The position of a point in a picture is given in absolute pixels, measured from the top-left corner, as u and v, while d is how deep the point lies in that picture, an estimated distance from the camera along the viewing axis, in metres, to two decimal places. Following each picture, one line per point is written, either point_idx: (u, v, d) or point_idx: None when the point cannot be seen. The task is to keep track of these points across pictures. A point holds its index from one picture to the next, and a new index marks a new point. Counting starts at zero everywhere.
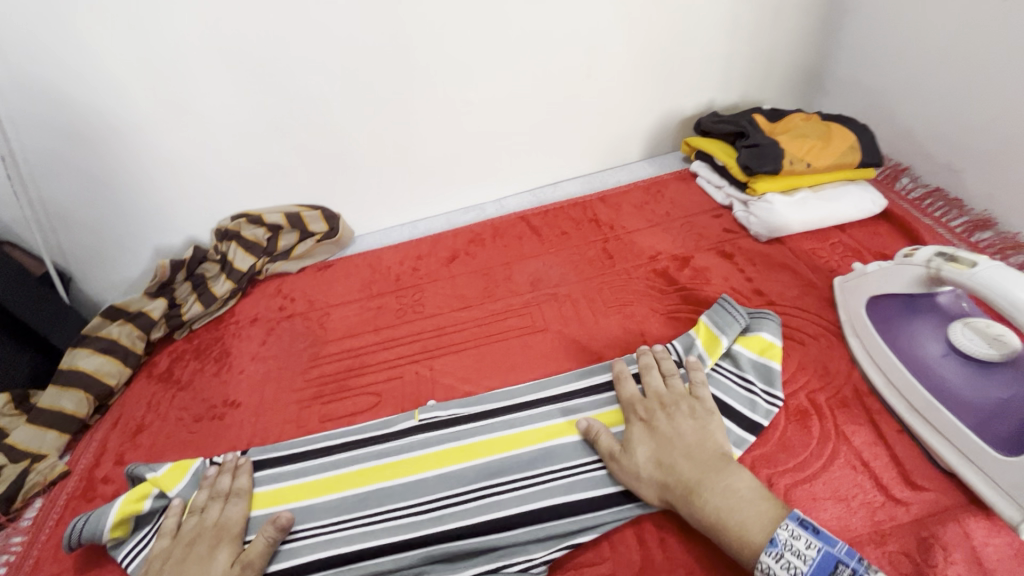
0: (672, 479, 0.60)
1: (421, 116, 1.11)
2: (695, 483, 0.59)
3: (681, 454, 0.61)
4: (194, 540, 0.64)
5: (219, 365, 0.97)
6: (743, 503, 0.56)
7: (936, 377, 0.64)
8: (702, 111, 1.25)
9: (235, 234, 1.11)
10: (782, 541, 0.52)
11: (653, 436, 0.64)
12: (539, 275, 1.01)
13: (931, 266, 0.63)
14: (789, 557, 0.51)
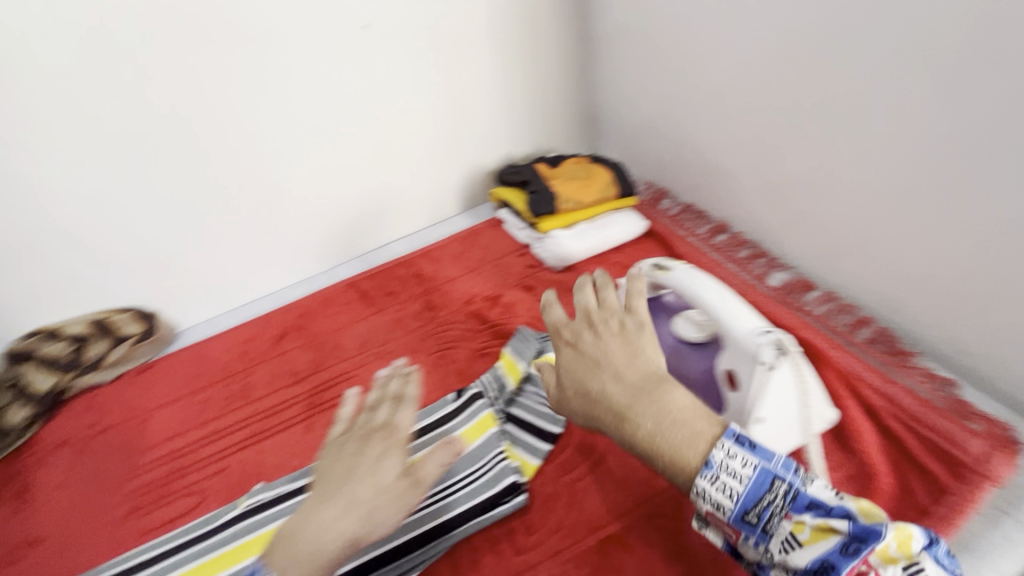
0: (601, 407, 0.56)
1: (225, 203, 1.12)
2: (627, 410, 0.53)
3: (609, 375, 0.56)
4: None
5: (17, 503, 0.88)
6: (679, 420, 0.52)
7: (670, 364, 0.79)
8: (504, 164, 1.40)
9: (29, 353, 1.03)
10: (716, 461, 0.49)
11: (578, 371, 0.59)
12: (366, 337, 1.06)
13: (647, 277, 0.80)
14: (725, 479, 0.49)
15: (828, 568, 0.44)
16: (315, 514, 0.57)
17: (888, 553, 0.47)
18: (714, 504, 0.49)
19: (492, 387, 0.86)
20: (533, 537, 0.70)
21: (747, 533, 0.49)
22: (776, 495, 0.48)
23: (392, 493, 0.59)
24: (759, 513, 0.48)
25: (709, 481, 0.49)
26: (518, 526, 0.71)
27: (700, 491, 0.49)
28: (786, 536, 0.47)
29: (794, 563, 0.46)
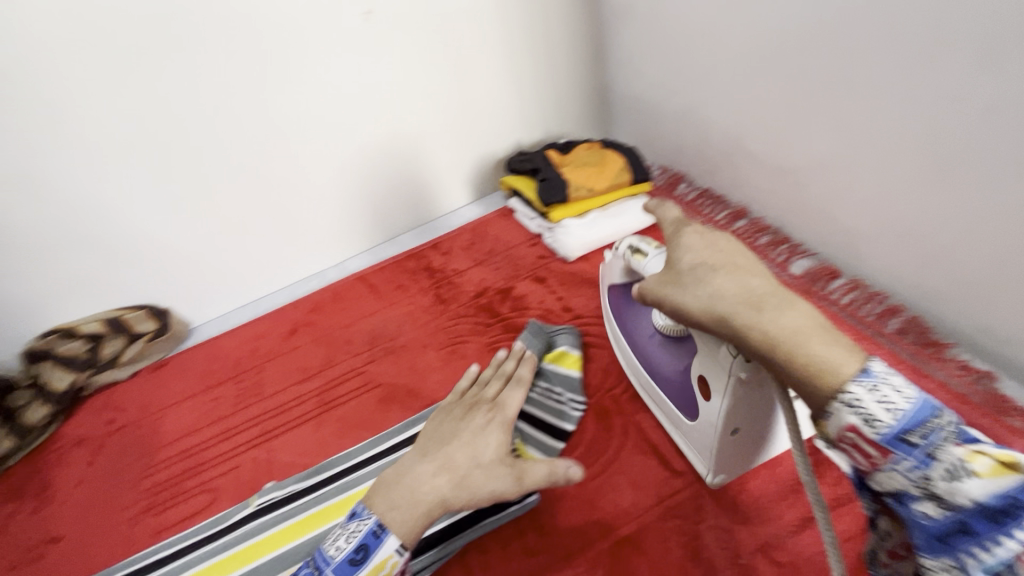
0: (727, 301, 0.52)
1: (238, 199, 1.12)
2: (726, 314, 0.51)
3: (730, 258, 0.54)
4: (468, 411, 0.73)
5: (38, 501, 0.89)
6: (801, 326, 0.47)
7: (647, 356, 0.75)
8: (514, 152, 1.37)
9: (47, 352, 1.03)
10: (874, 375, 0.42)
11: (668, 277, 0.58)
12: (376, 331, 1.05)
13: (625, 257, 0.74)
14: (882, 389, 0.42)
15: (1002, 505, 0.37)
16: (418, 469, 0.63)
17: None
18: (862, 413, 0.42)
19: None
20: (546, 539, 0.68)
21: (897, 453, 0.41)
22: (938, 419, 0.40)
23: (495, 466, 0.63)
24: (925, 435, 0.40)
25: (864, 388, 0.42)
26: (530, 527, 0.70)
27: (843, 410, 0.43)
28: (950, 461, 0.39)
29: (945, 493, 0.39)
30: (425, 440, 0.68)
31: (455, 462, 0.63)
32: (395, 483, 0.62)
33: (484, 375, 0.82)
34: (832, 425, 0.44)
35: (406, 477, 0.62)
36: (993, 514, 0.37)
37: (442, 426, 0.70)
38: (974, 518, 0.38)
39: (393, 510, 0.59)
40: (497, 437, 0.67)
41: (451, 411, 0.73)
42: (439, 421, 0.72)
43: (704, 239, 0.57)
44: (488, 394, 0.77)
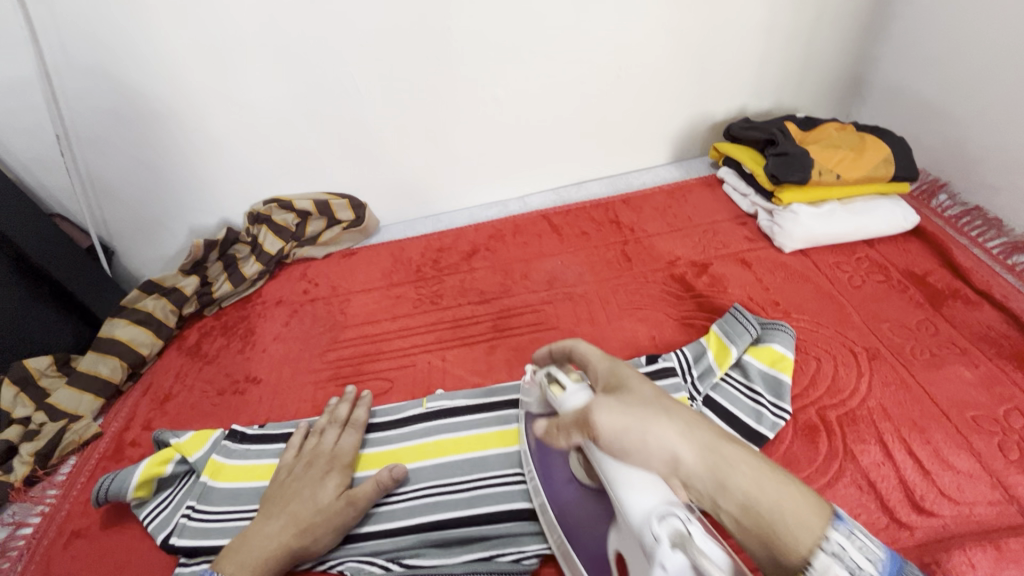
0: (723, 477, 0.44)
1: (453, 110, 1.11)
2: (715, 461, 0.44)
3: (673, 437, 0.44)
4: (312, 460, 0.72)
5: (244, 343, 1.02)
6: (753, 486, 0.43)
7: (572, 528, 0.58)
8: (734, 117, 1.23)
9: (265, 218, 1.15)
10: (846, 529, 0.43)
11: (638, 416, 0.45)
12: (555, 273, 1.01)
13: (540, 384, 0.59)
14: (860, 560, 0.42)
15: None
16: (260, 530, 0.63)
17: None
18: (846, 562, 0.42)
19: (691, 365, 0.77)
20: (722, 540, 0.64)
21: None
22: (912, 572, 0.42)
23: (329, 513, 0.65)
24: (906, 574, 0.42)
25: (845, 540, 0.42)
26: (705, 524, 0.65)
27: (826, 557, 0.42)
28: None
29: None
30: (266, 503, 0.67)
31: (299, 516, 0.64)
32: (244, 547, 0.62)
33: (318, 424, 0.78)
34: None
35: (254, 536, 0.63)
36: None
37: (284, 486, 0.68)
38: None
39: (242, 570, 0.60)
40: (335, 479, 0.69)
41: (291, 471, 0.71)
42: (281, 480, 0.70)
43: (649, 392, 0.48)
44: (325, 446, 0.74)
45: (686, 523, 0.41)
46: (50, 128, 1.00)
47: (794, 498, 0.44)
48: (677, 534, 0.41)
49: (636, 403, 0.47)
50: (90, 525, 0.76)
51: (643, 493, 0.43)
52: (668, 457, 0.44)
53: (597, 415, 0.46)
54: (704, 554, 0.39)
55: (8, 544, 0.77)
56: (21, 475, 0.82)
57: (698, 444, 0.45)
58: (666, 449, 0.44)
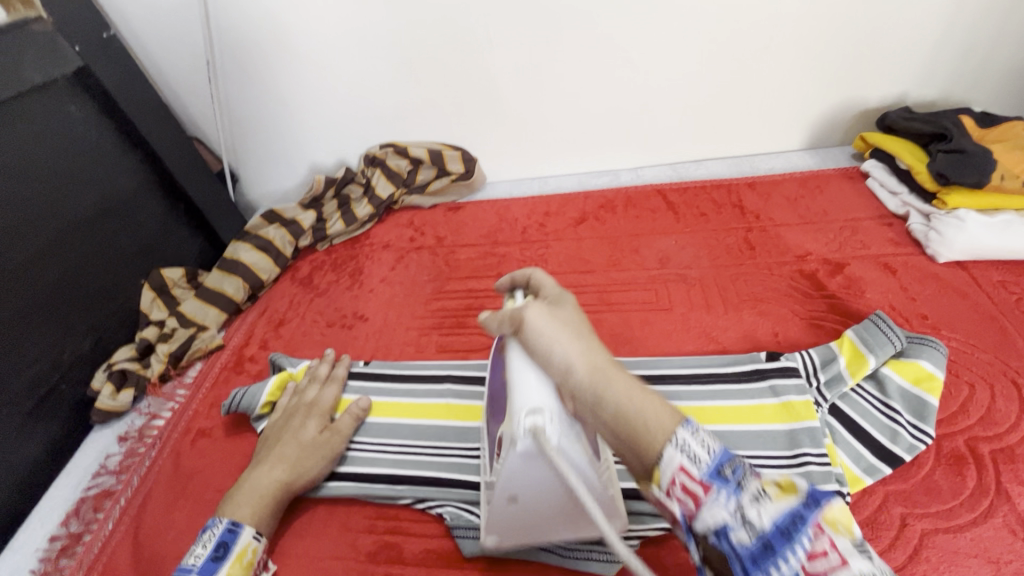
0: (598, 394, 0.44)
1: (580, 72, 1.06)
2: (598, 369, 0.45)
3: (570, 346, 0.47)
4: (293, 411, 0.75)
5: (352, 281, 1.05)
6: (626, 405, 0.43)
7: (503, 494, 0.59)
8: (889, 105, 1.10)
9: (380, 161, 1.17)
10: (691, 427, 0.40)
11: (553, 329, 0.49)
12: (668, 253, 0.96)
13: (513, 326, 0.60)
14: (693, 449, 0.39)
15: (796, 522, 0.35)
16: (252, 477, 0.67)
17: (839, 529, 0.35)
18: (687, 452, 0.39)
19: (819, 370, 0.71)
20: None
21: (717, 490, 0.37)
22: (739, 455, 0.39)
23: (316, 446, 0.71)
24: (733, 468, 0.38)
25: (689, 432, 0.40)
26: None
27: (672, 451, 0.39)
28: (751, 490, 0.37)
29: (753, 517, 0.36)
30: (257, 455, 0.71)
31: (286, 455, 0.69)
32: (238, 492, 0.65)
33: (299, 381, 0.81)
34: (661, 472, 0.39)
35: (248, 482, 0.66)
36: (805, 540, 0.34)
37: (269, 437, 0.72)
38: (783, 547, 0.34)
39: (242, 508, 0.64)
40: (314, 419, 0.73)
41: (274, 424, 0.75)
42: (266, 435, 0.73)
43: (575, 316, 0.51)
44: (306, 399, 0.77)
45: (546, 421, 0.48)
46: (202, 55, 1.05)
47: (663, 411, 0.42)
48: (535, 427, 0.48)
49: (560, 321, 0.50)
50: (214, 427, 0.84)
51: (532, 391, 0.49)
52: (564, 368, 0.46)
53: (527, 316, 0.50)
54: (552, 447, 0.47)
55: (145, 432, 0.86)
56: (157, 371, 0.91)
57: (588, 362, 0.46)
58: (560, 360, 0.47)
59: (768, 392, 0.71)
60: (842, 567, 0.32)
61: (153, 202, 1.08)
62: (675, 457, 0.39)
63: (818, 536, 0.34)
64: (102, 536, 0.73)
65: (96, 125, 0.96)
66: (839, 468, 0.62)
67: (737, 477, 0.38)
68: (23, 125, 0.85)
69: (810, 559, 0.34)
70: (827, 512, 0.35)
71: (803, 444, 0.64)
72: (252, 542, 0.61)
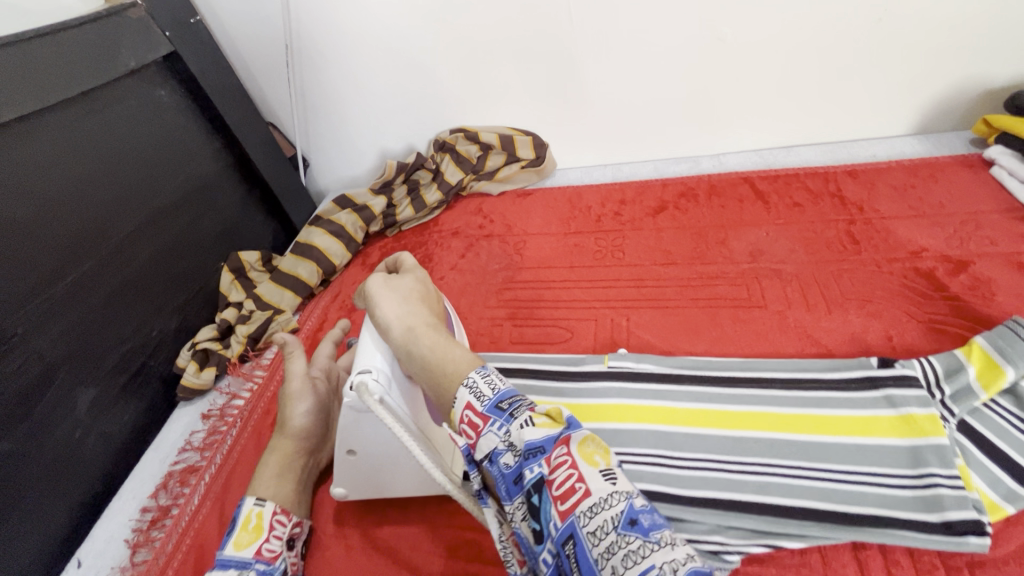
0: (409, 346, 0.58)
1: (667, 51, 0.99)
2: (409, 327, 0.59)
3: (395, 309, 0.61)
4: None
5: (422, 268, 1.04)
6: (429, 351, 0.57)
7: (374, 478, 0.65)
8: (1019, 85, 0.98)
9: (450, 147, 1.15)
10: (485, 372, 0.53)
11: (382, 296, 0.62)
12: (759, 246, 0.90)
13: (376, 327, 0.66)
14: (479, 385, 0.51)
15: (539, 448, 0.45)
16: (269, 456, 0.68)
17: (590, 458, 0.43)
18: (475, 392, 0.51)
19: (943, 381, 0.63)
20: None
21: (493, 419, 0.49)
22: (522, 396, 0.50)
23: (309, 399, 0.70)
24: (512, 402, 0.49)
25: (478, 374, 0.52)
26: (965, 569, 0.52)
27: (464, 391, 0.52)
28: (519, 419, 0.47)
29: (517, 439, 0.47)
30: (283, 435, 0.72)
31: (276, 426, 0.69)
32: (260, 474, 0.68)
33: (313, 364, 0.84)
34: (457, 410, 0.52)
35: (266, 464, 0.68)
36: (548, 465, 0.44)
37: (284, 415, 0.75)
38: (533, 465, 0.45)
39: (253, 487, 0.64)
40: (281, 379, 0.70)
41: None
42: None
43: (410, 285, 0.65)
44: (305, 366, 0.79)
45: (370, 379, 0.55)
46: (281, 39, 1.05)
47: (463, 360, 0.56)
48: (361, 385, 0.54)
49: (393, 291, 0.63)
50: None
51: (370, 354, 0.58)
52: (383, 331, 0.60)
53: (368, 287, 0.63)
54: (371, 398, 0.53)
55: (226, 410, 0.88)
56: (236, 351, 0.94)
57: (402, 325, 0.59)
58: (383, 324, 0.60)
59: (884, 402, 0.63)
60: (586, 495, 0.41)
61: (230, 186, 1.09)
62: (464, 394, 0.51)
63: (559, 458, 0.44)
64: (188, 511, 0.75)
65: (182, 111, 0.99)
66: (977, 494, 0.55)
67: (516, 412, 0.49)
68: (118, 109, 0.87)
69: (561, 485, 0.43)
70: (578, 445, 0.44)
71: (930, 464, 0.57)
72: (256, 507, 0.60)
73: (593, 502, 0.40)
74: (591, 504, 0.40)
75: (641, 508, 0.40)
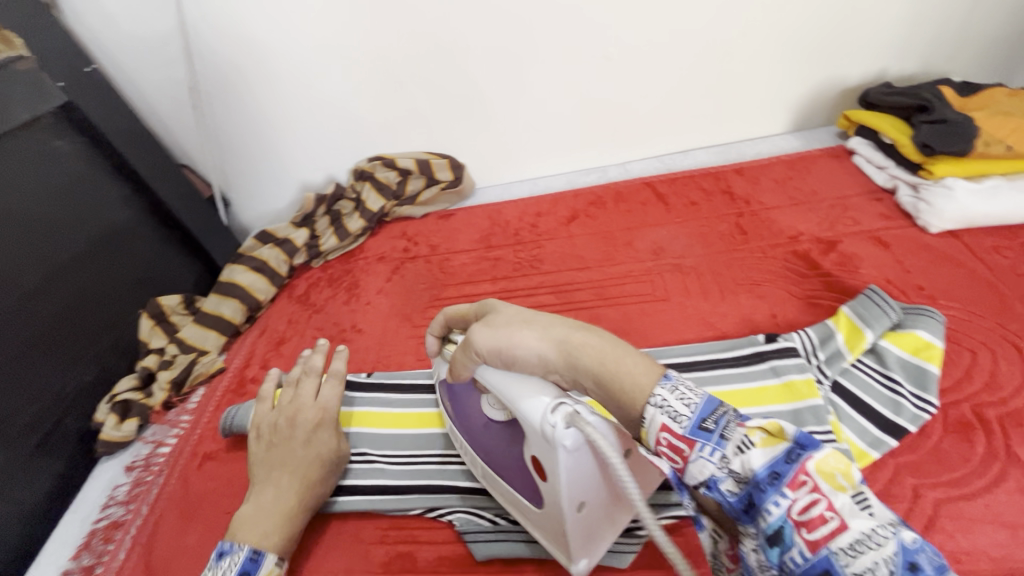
0: (578, 367, 0.51)
1: (562, 71, 1.07)
2: (563, 342, 0.51)
3: (537, 339, 0.52)
4: (292, 415, 0.72)
5: (349, 295, 1.05)
6: (603, 358, 0.50)
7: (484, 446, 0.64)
8: (870, 82, 1.12)
9: (369, 175, 1.17)
10: (671, 382, 0.47)
11: (504, 333, 0.52)
12: (662, 244, 0.97)
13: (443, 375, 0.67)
14: (671, 405, 0.45)
15: (775, 475, 0.39)
16: (279, 498, 0.65)
17: (833, 479, 0.38)
18: (669, 412, 0.44)
19: (817, 349, 0.70)
20: None
21: (700, 443, 0.43)
22: (722, 408, 0.44)
23: (322, 462, 0.69)
24: (718, 422, 0.43)
25: (667, 392, 0.45)
26: None
27: (654, 411, 0.45)
28: (737, 441, 0.41)
29: (740, 468, 0.40)
30: (270, 468, 0.67)
31: (309, 475, 0.67)
32: (260, 516, 0.63)
33: (290, 373, 0.79)
34: (648, 432, 0.46)
35: (266, 502, 0.64)
36: (784, 494, 0.38)
37: (273, 449, 0.69)
38: (769, 494, 0.38)
39: (272, 536, 0.62)
40: (328, 433, 0.71)
41: (275, 428, 0.71)
42: (270, 440, 0.70)
43: (512, 311, 0.55)
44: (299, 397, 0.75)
45: (573, 407, 0.49)
46: (184, 81, 1.06)
47: (637, 363, 0.49)
48: (569, 415, 0.48)
49: (503, 326, 0.53)
50: (218, 450, 0.83)
51: (523, 393, 0.51)
52: (536, 362, 0.52)
53: (472, 340, 0.53)
54: (591, 426, 0.46)
55: (151, 460, 0.86)
56: (160, 399, 0.91)
57: (556, 345, 0.52)
58: (530, 358, 0.52)
59: (769, 372, 0.70)
60: (841, 529, 0.36)
61: (143, 232, 1.07)
62: (661, 419, 0.44)
63: (803, 484, 0.38)
64: (113, 567, 0.73)
65: (87, 160, 0.97)
66: (846, 444, 0.62)
67: (723, 430, 0.43)
68: (10, 163, 0.85)
69: (803, 515, 0.37)
70: (816, 463, 0.38)
71: (808, 422, 0.64)
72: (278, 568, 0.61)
73: (852, 537, 0.35)
74: (850, 539, 0.35)
75: (912, 547, 0.35)
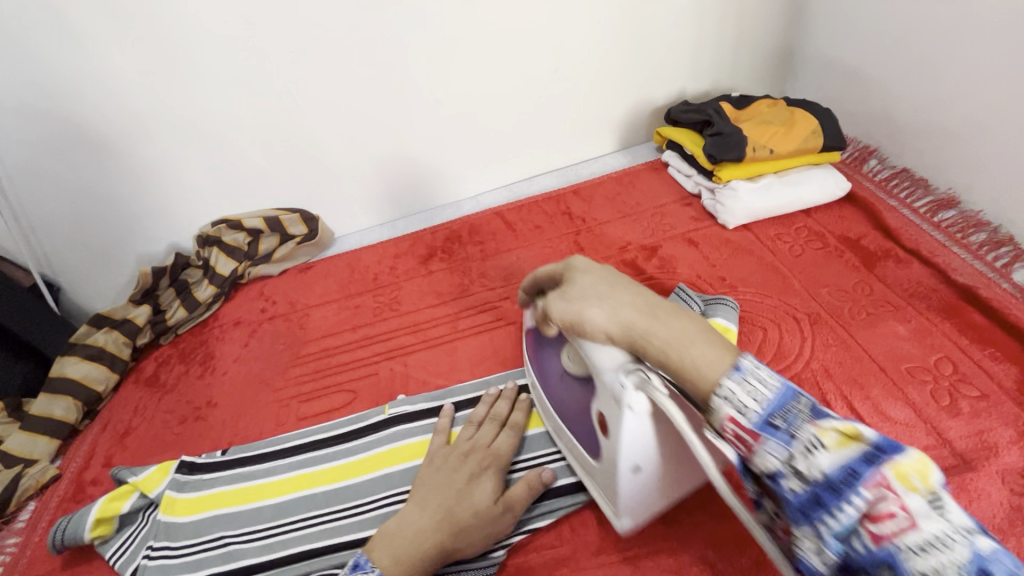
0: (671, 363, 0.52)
1: (398, 117, 1.11)
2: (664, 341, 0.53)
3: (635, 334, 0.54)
4: (469, 453, 0.70)
5: (203, 368, 1.00)
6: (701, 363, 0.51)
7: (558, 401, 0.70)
8: (674, 101, 1.27)
9: (215, 239, 1.10)
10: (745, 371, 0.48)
11: (577, 308, 0.57)
12: (512, 269, 1.03)
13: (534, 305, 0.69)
14: (751, 384, 0.48)
15: (850, 478, 0.41)
16: (413, 522, 0.63)
17: (909, 482, 0.39)
18: (737, 405, 0.47)
19: None
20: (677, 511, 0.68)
21: (768, 438, 0.45)
22: (798, 399, 0.46)
23: (486, 517, 0.64)
24: (786, 416, 0.46)
25: (736, 384, 0.48)
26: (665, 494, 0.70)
27: (721, 403, 0.48)
28: (808, 443, 0.43)
29: (806, 469, 0.43)
30: (419, 490, 0.67)
31: (453, 514, 0.63)
32: (393, 541, 0.62)
33: (477, 413, 0.76)
34: (716, 419, 0.49)
35: (408, 527, 0.63)
36: (861, 495, 0.40)
37: (439, 474, 0.68)
38: (835, 501, 0.41)
39: (397, 567, 0.60)
40: (492, 479, 0.67)
41: (447, 459, 0.70)
42: (436, 468, 0.69)
43: (627, 298, 0.56)
44: (482, 440, 0.72)
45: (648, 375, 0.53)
46: None
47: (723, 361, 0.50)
48: (640, 383, 0.53)
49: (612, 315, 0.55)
50: (53, 569, 0.75)
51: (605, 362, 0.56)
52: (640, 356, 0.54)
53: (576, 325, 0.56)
54: (661, 394, 0.51)
55: None
56: None
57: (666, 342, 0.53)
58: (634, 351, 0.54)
59: None
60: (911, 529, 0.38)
61: None
62: (726, 408, 0.48)
63: (877, 486, 0.40)
64: None
65: None
66: None
67: (793, 426, 0.45)
68: None
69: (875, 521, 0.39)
70: (893, 466, 0.40)
71: None
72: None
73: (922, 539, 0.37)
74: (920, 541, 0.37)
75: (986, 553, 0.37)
